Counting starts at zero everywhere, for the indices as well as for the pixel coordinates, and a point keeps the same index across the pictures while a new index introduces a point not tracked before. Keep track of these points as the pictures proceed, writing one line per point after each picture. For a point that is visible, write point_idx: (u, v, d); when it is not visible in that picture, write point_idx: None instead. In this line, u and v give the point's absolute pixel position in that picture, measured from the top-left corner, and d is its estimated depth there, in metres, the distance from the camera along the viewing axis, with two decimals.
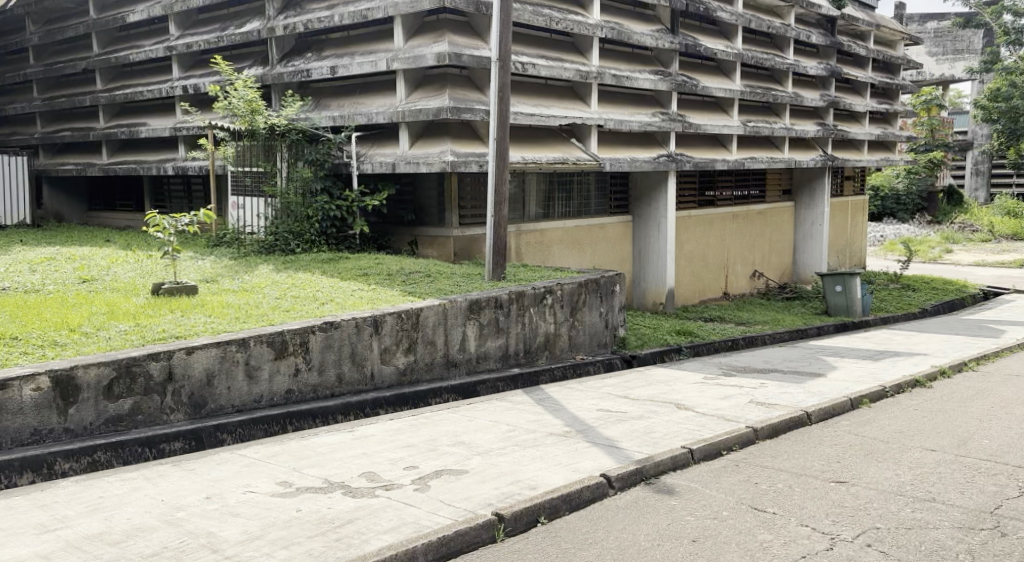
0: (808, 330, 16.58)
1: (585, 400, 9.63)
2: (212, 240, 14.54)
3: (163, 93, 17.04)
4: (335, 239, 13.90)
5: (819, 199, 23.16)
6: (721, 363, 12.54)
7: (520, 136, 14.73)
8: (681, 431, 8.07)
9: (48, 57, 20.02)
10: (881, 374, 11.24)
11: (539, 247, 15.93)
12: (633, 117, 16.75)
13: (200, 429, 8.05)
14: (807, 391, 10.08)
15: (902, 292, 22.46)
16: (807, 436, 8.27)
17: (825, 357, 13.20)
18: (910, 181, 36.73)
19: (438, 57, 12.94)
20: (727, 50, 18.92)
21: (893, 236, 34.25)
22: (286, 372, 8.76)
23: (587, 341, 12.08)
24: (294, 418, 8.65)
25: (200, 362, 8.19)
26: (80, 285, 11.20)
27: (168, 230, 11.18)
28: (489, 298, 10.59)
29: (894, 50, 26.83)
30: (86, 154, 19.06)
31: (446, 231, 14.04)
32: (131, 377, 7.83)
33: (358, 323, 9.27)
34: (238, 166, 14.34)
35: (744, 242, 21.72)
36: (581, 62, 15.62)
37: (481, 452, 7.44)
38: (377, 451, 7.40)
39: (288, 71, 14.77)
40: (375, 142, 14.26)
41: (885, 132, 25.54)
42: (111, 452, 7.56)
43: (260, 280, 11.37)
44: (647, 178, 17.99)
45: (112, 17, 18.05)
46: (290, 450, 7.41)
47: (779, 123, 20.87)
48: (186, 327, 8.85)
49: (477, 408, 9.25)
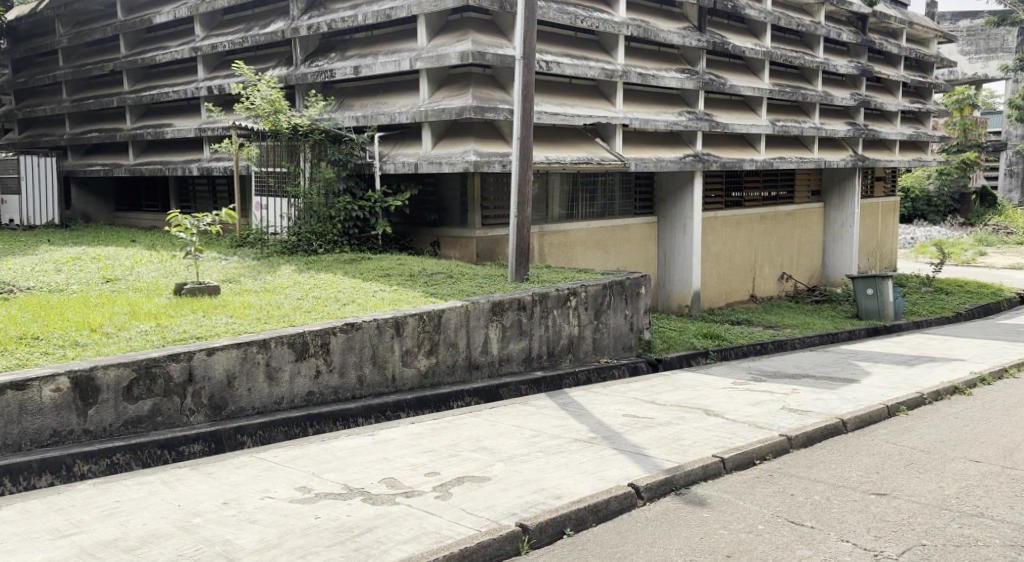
0: (840, 334, 16.31)
1: (611, 405, 9.46)
2: (235, 240, 14.51)
3: (189, 94, 17.03)
4: (357, 240, 13.82)
5: (849, 200, 22.83)
6: (751, 368, 12.34)
7: (544, 137, 14.59)
8: (710, 438, 7.88)
9: (76, 59, 20.10)
10: (917, 380, 11.00)
11: (563, 247, 15.77)
12: (659, 116, 16.57)
13: (220, 431, 7.95)
14: (841, 397, 9.86)
15: (935, 295, 22.11)
16: (843, 444, 8.05)
17: (858, 362, 12.96)
18: (941, 183, 36.42)
19: (462, 56, 12.82)
20: (756, 49, 18.68)
21: (925, 238, 33.87)
22: (307, 374, 8.66)
23: (612, 344, 11.91)
24: (315, 420, 8.54)
25: (221, 364, 8.11)
26: (103, 285, 11.17)
27: (190, 230, 11.13)
28: (512, 300, 10.45)
29: (927, 48, 26.43)
30: (113, 155, 19.11)
31: (468, 232, 13.91)
32: (151, 378, 7.74)
33: (379, 324, 9.16)
34: (262, 166, 14.36)
35: (772, 244, 21.45)
36: (606, 60, 15.46)
37: (504, 458, 7.29)
38: (397, 456, 7.28)
39: (312, 71, 14.71)
40: (398, 142, 14.16)
41: (917, 132, 25.17)
42: (130, 455, 7.45)
43: (283, 280, 11.31)
44: (673, 179, 17.78)
45: (139, 19, 18.08)
46: (310, 454, 7.30)
47: (809, 123, 20.59)
48: (206, 327, 8.76)
49: (501, 412, 9.12)
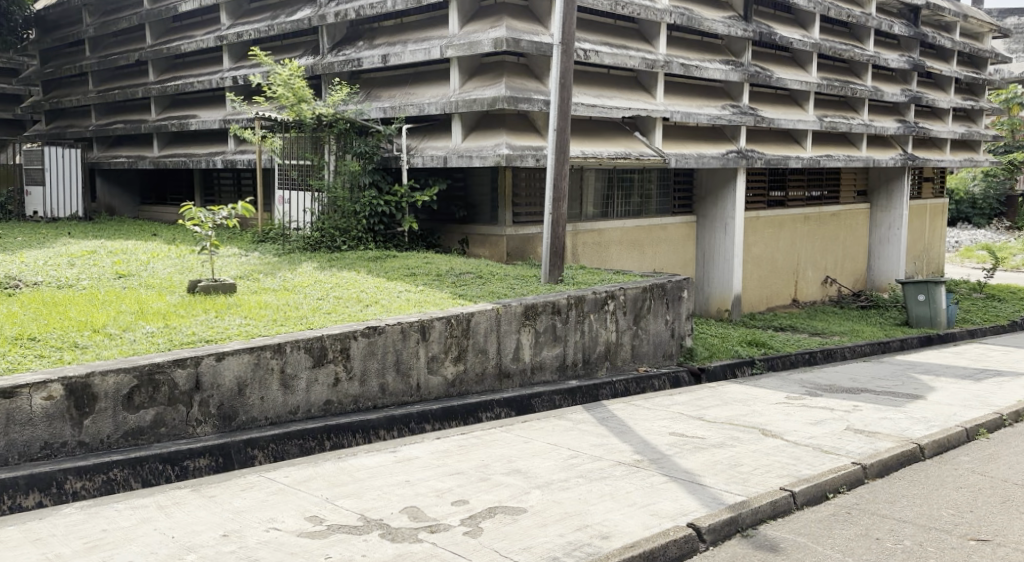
0: (891, 344, 15.47)
1: (656, 426, 8.75)
2: (257, 236, 13.88)
3: (213, 84, 16.39)
4: (383, 237, 13.11)
5: (897, 200, 21.86)
6: (803, 381, 11.56)
7: (581, 130, 13.86)
8: (771, 465, 7.42)
9: (103, 50, 19.53)
10: (989, 400, 10.19)
11: (598, 247, 14.99)
12: (702, 110, 15.77)
13: (230, 444, 7.26)
14: (908, 417, 9.46)
15: (988, 302, 21.18)
16: (920, 480, 7.33)
17: (919, 376, 12.14)
18: (987, 185, 35.33)
19: (496, 43, 12.08)
20: (804, 40, 17.80)
21: (970, 242, 32.81)
22: (325, 381, 7.98)
23: (652, 351, 11.13)
24: (333, 432, 7.83)
25: (231, 370, 7.43)
26: (116, 281, 10.51)
27: (204, 224, 10.44)
28: (547, 303, 9.71)
29: (981, 43, 25.38)
30: (138, 147, 18.51)
31: (498, 230, 13.16)
32: (154, 385, 7.06)
33: (404, 328, 8.46)
34: (286, 159, 13.71)
35: (815, 245, 20.54)
36: (647, 49, 14.69)
37: (541, 485, 6.59)
38: (420, 479, 6.58)
39: (339, 61, 14.01)
40: (427, 135, 13.48)
41: (969, 132, 24.21)
42: (129, 470, 6.77)
43: (303, 278, 10.62)
44: (715, 176, 16.94)
45: (164, 7, 17.43)
46: (325, 474, 6.59)
47: (856, 119, 19.71)
48: (218, 329, 8.08)
49: (534, 428, 8.43)
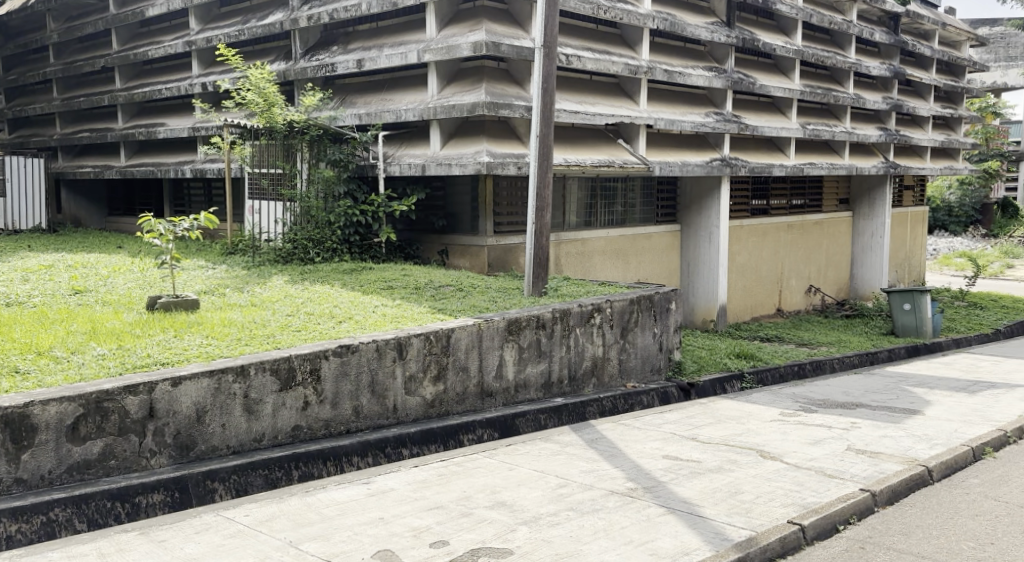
0: (879, 354, 15.09)
1: (648, 449, 8.26)
2: (225, 248, 13.18)
3: (182, 91, 15.69)
4: (359, 248, 12.49)
5: (880, 208, 21.48)
6: (796, 395, 11.10)
7: (563, 137, 13.33)
8: (774, 492, 7.30)
9: (68, 56, 18.68)
10: (987, 419, 9.87)
11: (581, 257, 14.46)
12: (686, 117, 15.29)
13: (186, 477, 6.64)
14: (910, 434, 9.23)
15: (971, 310, 20.90)
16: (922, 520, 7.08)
17: (911, 389, 11.70)
18: (963, 193, 35.37)
19: (475, 47, 11.52)
20: (787, 47, 17.39)
21: (948, 250, 32.62)
22: (293, 405, 7.36)
23: (640, 366, 10.56)
24: (302, 461, 7.22)
25: (189, 396, 6.81)
26: (70, 298, 9.85)
27: (164, 236, 9.77)
28: (531, 318, 9.14)
29: (960, 51, 25.15)
30: (105, 157, 17.76)
31: (479, 241, 12.58)
32: (102, 414, 6.44)
33: (379, 346, 7.86)
34: (254, 167, 13.05)
35: (799, 254, 20.11)
36: (630, 55, 14.19)
37: (527, 520, 6.32)
38: (396, 516, 6.27)
39: (312, 66, 13.39)
40: (404, 142, 12.91)
41: (949, 139, 23.93)
42: (72, 510, 6.16)
43: (272, 293, 9.99)
44: (700, 184, 16.43)
45: (130, 13, 16.71)
46: (289, 513, 6.28)
47: (839, 127, 19.32)
48: (176, 350, 7.44)
49: (519, 452, 7.92)
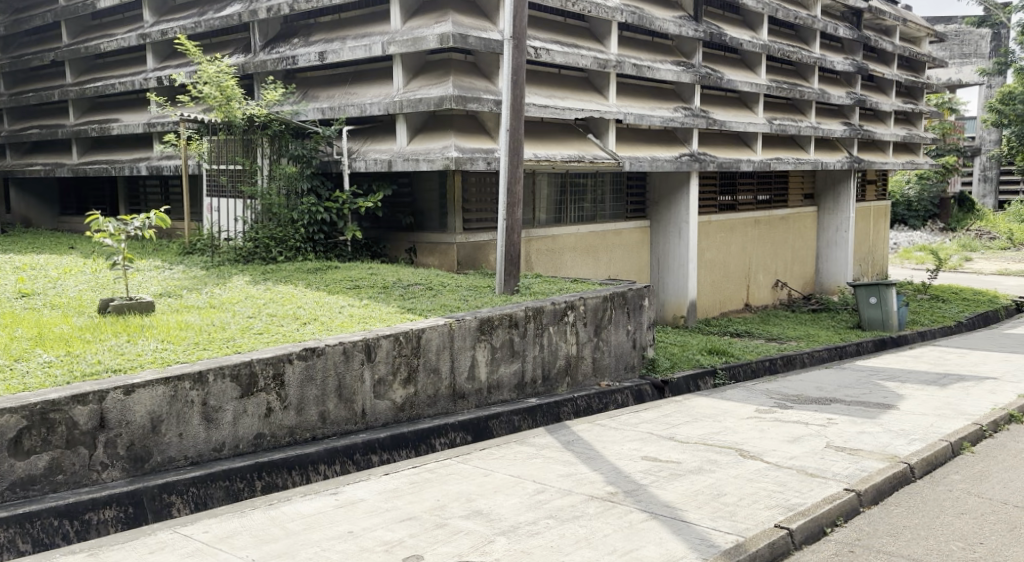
0: (848, 348, 14.96)
1: (626, 450, 7.96)
2: (183, 247, 12.71)
3: (136, 85, 15.14)
4: (323, 246, 12.12)
5: (846, 203, 21.40)
6: (770, 391, 10.86)
7: (531, 133, 13.00)
8: (757, 493, 7.04)
9: (15, 50, 18.04)
10: (961, 414, 9.70)
11: (551, 254, 14.15)
12: (655, 111, 15.02)
13: (141, 490, 6.25)
14: (888, 429, 9.02)
15: (935, 302, 20.89)
16: (908, 524, 6.85)
17: (883, 383, 11.52)
18: (921, 187, 35.47)
19: (441, 39, 11.15)
20: (754, 42, 17.19)
21: (909, 244, 32.79)
22: (256, 412, 6.98)
23: (614, 365, 10.27)
24: (265, 471, 6.85)
25: (142, 405, 6.41)
26: (16, 302, 9.35)
27: (114, 235, 9.30)
28: (503, 316, 8.81)
29: (920, 47, 25.20)
30: (56, 154, 17.16)
31: (448, 238, 12.25)
32: (48, 426, 6.04)
33: (346, 349, 7.49)
34: (213, 163, 12.57)
35: (767, 249, 19.97)
36: (598, 48, 13.89)
37: (505, 530, 6.01)
38: (366, 529, 5.94)
39: (271, 59, 12.94)
40: (368, 138, 12.53)
41: (911, 134, 23.95)
42: (15, 529, 5.75)
43: (232, 294, 9.58)
44: (669, 180, 16.19)
45: (81, 4, 16.14)
46: (252, 528, 5.92)
47: (806, 122, 19.18)
48: (129, 356, 7.03)
49: (493, 457, 7.59)
